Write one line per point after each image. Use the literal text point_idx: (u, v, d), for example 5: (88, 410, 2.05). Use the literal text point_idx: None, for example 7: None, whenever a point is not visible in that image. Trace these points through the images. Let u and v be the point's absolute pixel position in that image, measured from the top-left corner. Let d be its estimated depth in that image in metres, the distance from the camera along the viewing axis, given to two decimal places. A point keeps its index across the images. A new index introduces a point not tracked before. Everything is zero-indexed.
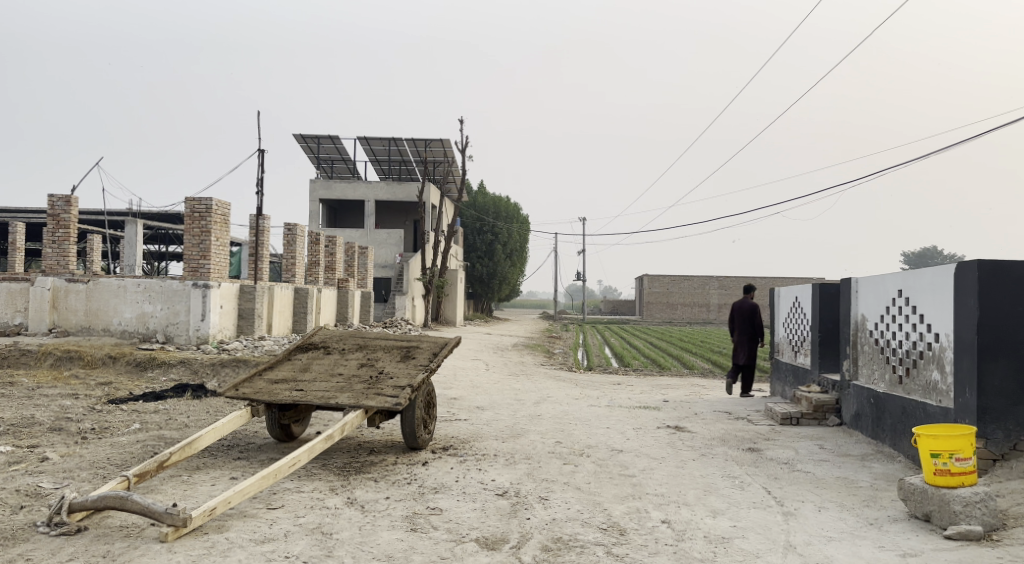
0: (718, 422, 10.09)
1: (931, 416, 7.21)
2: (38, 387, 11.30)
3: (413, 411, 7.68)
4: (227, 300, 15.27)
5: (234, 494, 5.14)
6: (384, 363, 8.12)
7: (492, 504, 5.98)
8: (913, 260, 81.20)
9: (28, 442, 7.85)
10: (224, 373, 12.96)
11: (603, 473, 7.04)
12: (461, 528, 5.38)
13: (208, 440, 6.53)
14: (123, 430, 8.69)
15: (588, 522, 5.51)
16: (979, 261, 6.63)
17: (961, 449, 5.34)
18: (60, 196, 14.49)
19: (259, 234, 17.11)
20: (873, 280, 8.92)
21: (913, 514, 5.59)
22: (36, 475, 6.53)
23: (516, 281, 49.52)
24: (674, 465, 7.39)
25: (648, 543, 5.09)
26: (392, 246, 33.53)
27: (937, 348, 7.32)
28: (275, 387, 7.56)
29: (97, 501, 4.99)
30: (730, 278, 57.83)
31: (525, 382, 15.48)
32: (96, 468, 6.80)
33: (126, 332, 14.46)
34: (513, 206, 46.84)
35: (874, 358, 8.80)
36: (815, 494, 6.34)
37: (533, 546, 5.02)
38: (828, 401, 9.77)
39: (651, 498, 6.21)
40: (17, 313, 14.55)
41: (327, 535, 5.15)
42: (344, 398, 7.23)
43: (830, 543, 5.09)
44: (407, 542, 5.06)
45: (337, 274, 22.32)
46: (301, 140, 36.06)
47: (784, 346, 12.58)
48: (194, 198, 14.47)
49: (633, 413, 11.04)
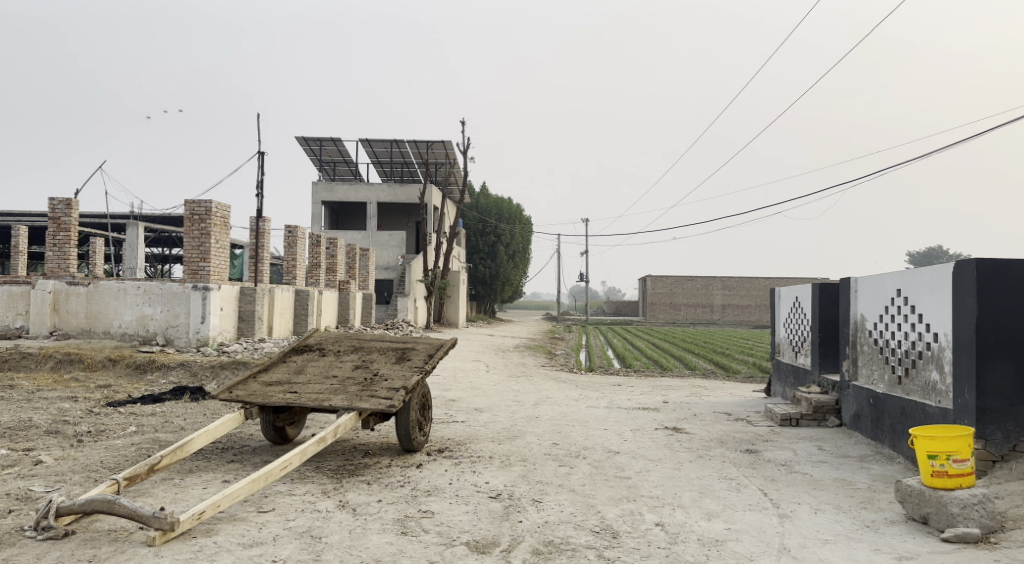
0: (718, 423, 10.01)
1: (930, 416, 7.14)
2: (37, 390, 11.27)
3: (408, 413, 7.63)
4: (227, 302, 15.25)
5: (223, 498, 5.06)
6: (378, 365, 8.06)
7: (485, 507, 5.92)
8: (918, 260, 80.90)
9: (23, 445, 7.81)
10: (224, 375, 12.94)
11: (598, 475, 6.99)
12: (452, 531, 5.33)
13: (200, 442, 6.46)
14: (119, 433, 8.65)
15: (581, 526, 5.45)
16: (978, 260, 6.56)
17: (959, 451, 5.26)
18: (61, 200, 14.48)
19: (259, 236, 17.07)
20: (872, 279, 8.85)
21: (911, 517, 5.51)
22: (28, 478, 6.49)
23: (519, 283, 49.54)
24: (671, 467, 7.32)
25: (640, 546, 5.04)
26: (394, 248, 33.48)
27: (936, 348, 7.25)
28: (269, 390, 7.52)
29: (85, 505, 4.93)
30: (734, 278, 57.68)
31: (525, 383, 15.39)
32: (89, 471, 6.76)
33: (127, 335, 14.44)
34: (516, 208, 46.94)
35: (874, 357, 8.71)
36: (811, 496, 6.26)
37: (524, 549, 4.97)
38: (828, 402, 9.69)
39: (646, 501, 6.14)
40: (18, 316, 14.54)
41: (315, 539, 5.11)
42: (338, 400, 7.18)
43: (825, 546, 5.03)
44: (396, 546, 5.01)
45: (338, 276, 22.28)
46: (304, 143, 36.09)
47: (785, 347, 12.48)
48: (193, 201, 14.38)
49: (632, 415, 10.97)
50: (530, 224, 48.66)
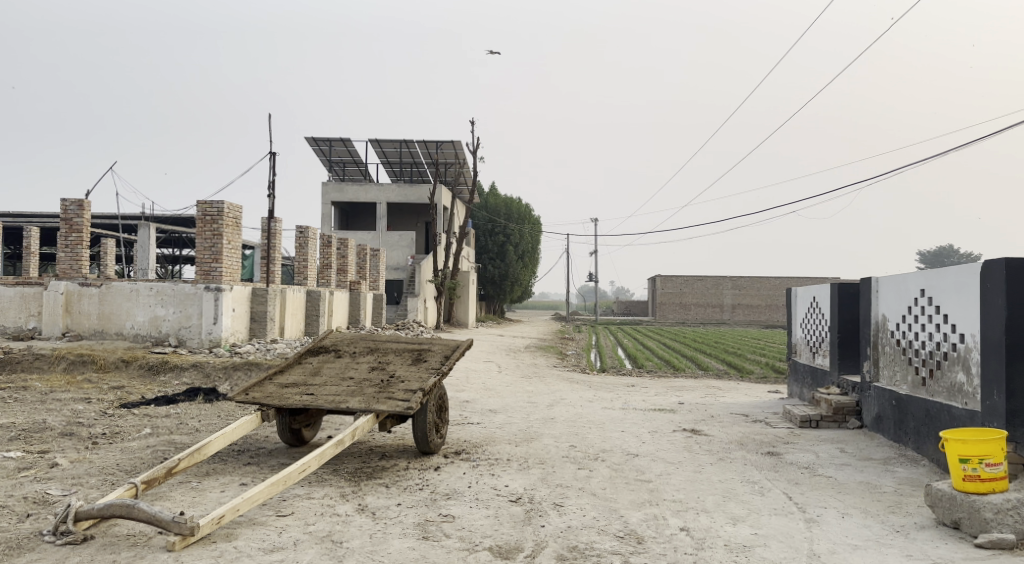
0: (735, 425, 9.93)
1: (957, 418, 7.03)
2: (51, 391, 11.27)
3: (425, 416, 7.56)
4: (240, 302, 15.23)
5: (242, 502, 4.99)
6: (394, 367, 8.01)
7: (506, 511, 5.84)
8: (930, 260, 80.19)
9: (39, 447, 7.80)
10: (237, 376, 12.93)
11: (619, 478, 6.90)
12: (474, 535, 5.26)
13: (217, 445, 6.37)
14: (134, 435, 8.63)
15: (604, 530, 5.36)
16: (1007, 259, 6.42)
17: (992, 454, 5.18)
18: (72, 201, 14.43)
19: (271, 236, 16.97)
20: (895, 279, 8.70)
21: (942, 521, 5.39)
22: (45, 481, 6.46)
23: (528, 283, 49.49)
24: (692, 470, 7.22)
25: (666, 552, 4.95)
26: (404, 248, 33.45)
27: (962, 349, 7.13)
28: (286, 392, 7.45)
29: (103, 510, 4.88)
30: (743, 278, 57.36)
31: (538, 383, 15.28)
32: (105, 474, 6.72)
33: (139, 335, 14.44)
34: (524, 207, 46.97)
35: (896, 358, 8.58)
36: (837, 500, 6.16)
37: (549, 555, 4.89)
38: (850, 403, 9.55)
39: (669, 504, 6.05)
40: (31, 317, 14.58)
41: (337, 544, 5.04)
42: (355, 402, 7.10)
43: (855, 552, 4.93)
44: (418, 551, 4.93)
45: (349, 277, 22.24)
46: (313, 144, 36.07)
47: (802, 348, 12.33)
48: (205, 202, 14.36)
49: (648, 416, 10.86)
50: (538, 224, 48.55)
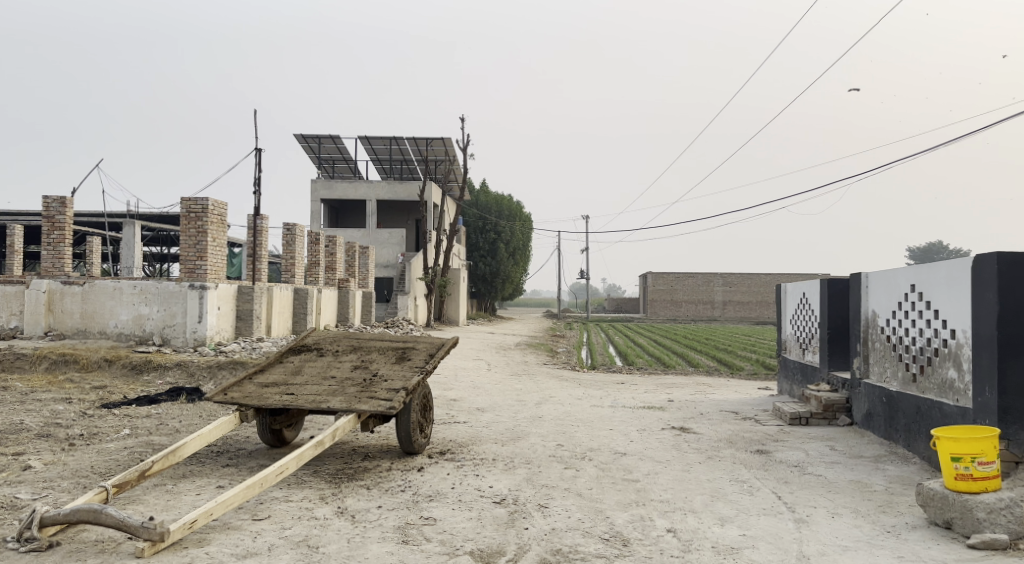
0: (725, 422, 9.82)
1: (948, 416, 6.93)
2: (31, 391, 11.06)
3: (408, 415, 7.41)
4: (225, 301, 15.01)
5: (217, 505, 4.82)
6: (377, 365, 7.84)
7: (489, 513, 5.69)
8: (920, 256, 80.59)
9: (14, 449, 7.60)
10: (221, 374, 12.73)
11: (605, 478, 6.77)
12: (455, 539, 5.10)
13: (193, 447, 6.18)
14: (113, 436, 8.43)
15: (589, 532, 5.23)
16: (999, 253, 6.32)
17: (985, 453, 5.06)
18: (54, 198, 14.19)
19: (257, 234, 16.74)
20: (885, 274, 8.62)
21: (934, 521, 5.28)
22: (16, 485, 6.27)
23: (519, 280, 49.37)
24: (681, 469, 7.09)
25: (652, 555, 4.81)
26: (394, 246, 33.15)
27: (954, 345, 7.03)
28: (265, 391, 7.27)
29: (71, 515, 4.69)
30: (734, 276, 57.45)
31: (528, 381, 15.15)
32: (79, 477, 6.52)
33: (123, 334, 14.20)
34: (515, 205, 46.85)
35: (886, 355, 8.49)
36: (828, 499, 6.04)
37: (532, 558, 4.76)
38: (839, 400, 9.46)
39: (656, 505, 5.92)
40: (12, 316, 14.28)
41: (313, 549, 4.89)
42: (336, 402, 6.92)
43: (845, 553, 4.81)
44: (397, 556, 4.78)
45: (337, 274, 21.95)
46: (302, 140, 35.77)
47: (792, 345, 12.23)
48: (190, 198, 14.12)
49: (637, 414, 10.70)
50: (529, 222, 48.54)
